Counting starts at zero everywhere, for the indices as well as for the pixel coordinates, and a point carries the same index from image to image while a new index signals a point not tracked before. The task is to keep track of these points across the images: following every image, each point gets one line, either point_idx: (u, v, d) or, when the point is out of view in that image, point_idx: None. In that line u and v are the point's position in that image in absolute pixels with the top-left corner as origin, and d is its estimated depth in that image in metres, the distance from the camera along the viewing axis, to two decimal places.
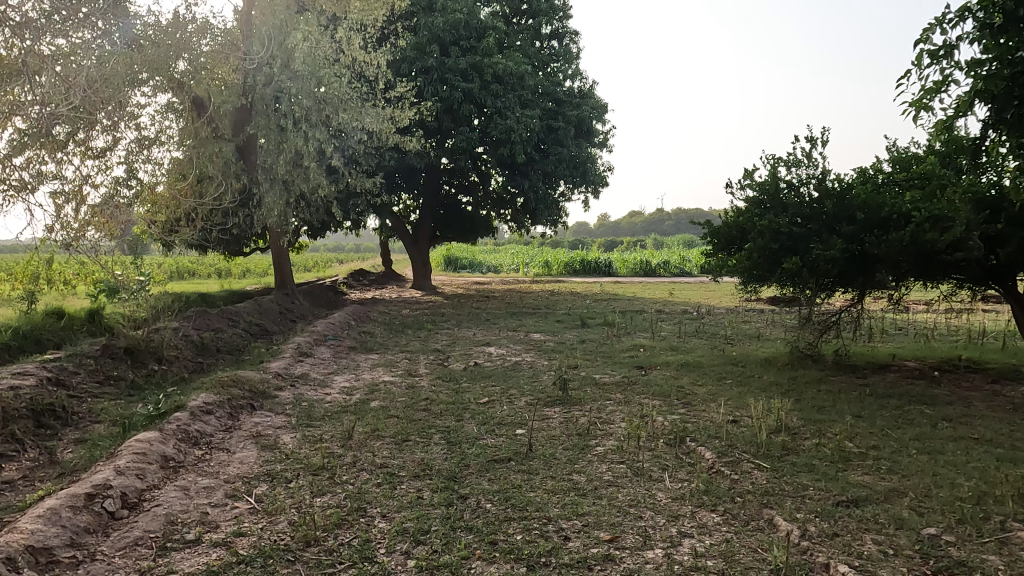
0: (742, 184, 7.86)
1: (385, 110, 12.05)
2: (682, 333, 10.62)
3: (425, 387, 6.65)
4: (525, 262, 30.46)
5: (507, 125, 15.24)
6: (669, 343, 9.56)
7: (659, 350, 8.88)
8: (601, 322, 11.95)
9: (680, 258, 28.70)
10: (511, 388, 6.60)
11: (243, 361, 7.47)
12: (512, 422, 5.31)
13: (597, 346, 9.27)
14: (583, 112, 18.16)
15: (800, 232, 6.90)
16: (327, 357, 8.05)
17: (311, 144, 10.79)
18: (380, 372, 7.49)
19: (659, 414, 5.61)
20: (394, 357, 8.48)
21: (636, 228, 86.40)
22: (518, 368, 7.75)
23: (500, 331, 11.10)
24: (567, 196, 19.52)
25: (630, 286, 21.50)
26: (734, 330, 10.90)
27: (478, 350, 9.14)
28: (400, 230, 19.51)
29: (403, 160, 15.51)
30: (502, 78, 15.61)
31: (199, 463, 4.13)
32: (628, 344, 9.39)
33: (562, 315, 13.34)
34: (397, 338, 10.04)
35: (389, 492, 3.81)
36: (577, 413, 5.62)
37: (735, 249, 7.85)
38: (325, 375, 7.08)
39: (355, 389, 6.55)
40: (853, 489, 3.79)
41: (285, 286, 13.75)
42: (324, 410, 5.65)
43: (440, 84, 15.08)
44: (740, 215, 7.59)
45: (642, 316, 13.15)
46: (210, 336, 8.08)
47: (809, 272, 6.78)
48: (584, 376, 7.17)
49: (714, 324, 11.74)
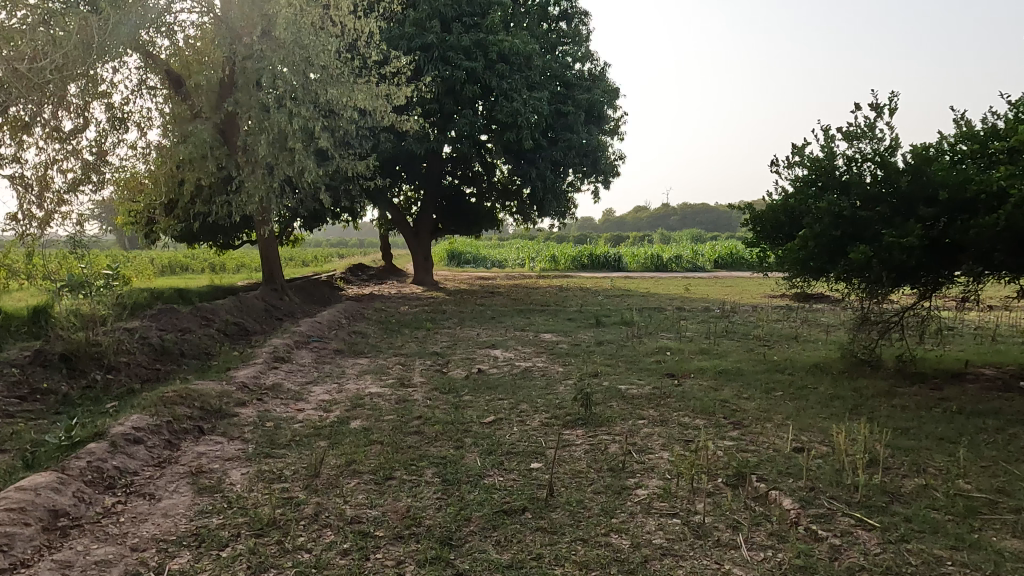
0: (791, 161, 6.78)
1: (381, 87, 10.96)
2: (710, 334, 9.53)
3: (419, 401, 5.57)
4: (530, 256, 29.37)
5: (513, 107, 14.14)
6: (699, 345, 8.46)
7: (689, 355, 7.77)
8: (617, 321, 10.84)
9: (692, 253, 27.53)
10: (522, 402, 5.51)
11: (209, 368, 6.42)
12: (525, 451, 4.23)
13: (618, 349, 8.18)
14: (594, 97, 17.02)
15: (867, 216, 5.78)
16: (309, 362, 6.99)
17: (296, 122, 9.70)
18: (367, 381, 6.42)
19: (708, 439, 4.51)
20: (385, 362, 7.41)
21: (642, 223, 85.20)
22: (528, 376, 6.67)
23: (506, 330, 10.03)
24: (577, 186, 18.41)
25: (642, 282, 20.37)
26: (767, 330, 9.80)
27: (482, 353, 8.05)
28: (400, 222, 18.40)
29: (402, 145, 14.40)
30: (508, 58, 14.50)
31: (104, 520, 3.06)
32: (653, 347, 8.27)
33: (574, 313, 12.22)
34: (392, 340, 8.95)
35: (358, 567, 2.73)
36: (606, 438, 4.53)
37: (783, 238, 6.74)
38: (302, 386, 6.00)
39: (335, 403, 5.47)
40: (1011, 567, 2.69)
41: (274, 281, 12.66)
42: (293, 433, 4.58)
43: (441, 63, 14.00)
44: (790, 197, 6.47)
45: (662, 313, 12.04)
46: (174, 338, 7.04)
47: (880, 264, 5.65)
48: (607, 387, 6.07)
49: (743, 323, 10.61)
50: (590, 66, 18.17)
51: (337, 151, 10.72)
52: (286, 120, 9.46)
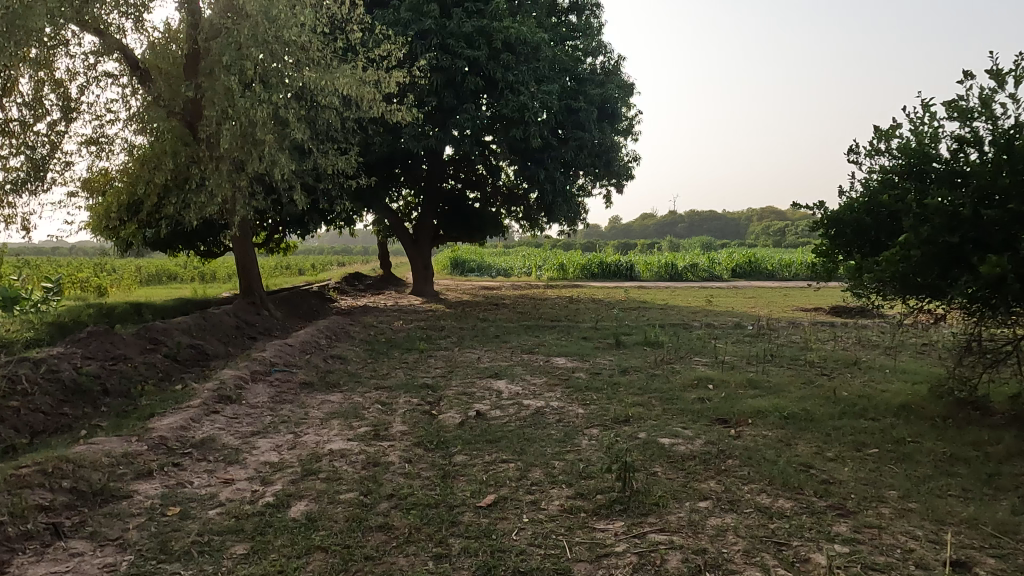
0: (873, 148, 5.34)
1: (369, 73, 9.58)
2: (754, 360, 8.03)
3: (396, 465, 4.13)
4: (538, 264, 28.03)
5: (520, 101, 12.74)
6: (746, 376, 6.99)
7: (737, 391, 6.30)
8: (641, 342, 9.38)
9: (709, 261, 26.14)
10: (534, 468, 4.07)
11: (131, 413, 5.01)
12: (543, 569, 2.79)
13: (648, 381, 6.72)
14: (608, 91, 15.62)
15: (997, 217, 4.31)
16: (264, 401, 5.56)
17: (267, 110, 8.32)
18: (333, 430, 4.97)
19: (811, 543, 3.05)
20: (363, 399, 5.98)
21: (648, 230, 83.90)
22: (541, 421, 5.22)
23: (512, 353, 8.59)
24: (588, 190, 16.99)
25: (659, 293, 18.88)
26: (821, 355, 8.30)
27: (482, 385, 6.61)
28: (398, 228, 17.01)
29: (397, 144, 13.02)
30: (513, 48, 13.14)
31: None
32: (690, 378, 6.81)
33: (589, 330, 10.77)
34: (376, 367, 7.51)
35: None
36: (660, 539, 3.09)
37: (868, 245, 5.28)
38: (245, 439, 4.58)
39: (280, 468, 4.03)
40: None
41: (252, 294, 11.25)
42: (201, 528, 3.16)
43: (440, 52, 12.63)
44: (879, 193, 5.03)
45: (689, 331, 10.58)
46: (98, 371, 5.64)
47: (1017, 281, 4.18)
48: (646, 441, 4.63)
49: (788, 345, 9.13)
50: (603, 60, 16.78)
51: (319, 146, 9.32)
52: (254, 107, 8.08)
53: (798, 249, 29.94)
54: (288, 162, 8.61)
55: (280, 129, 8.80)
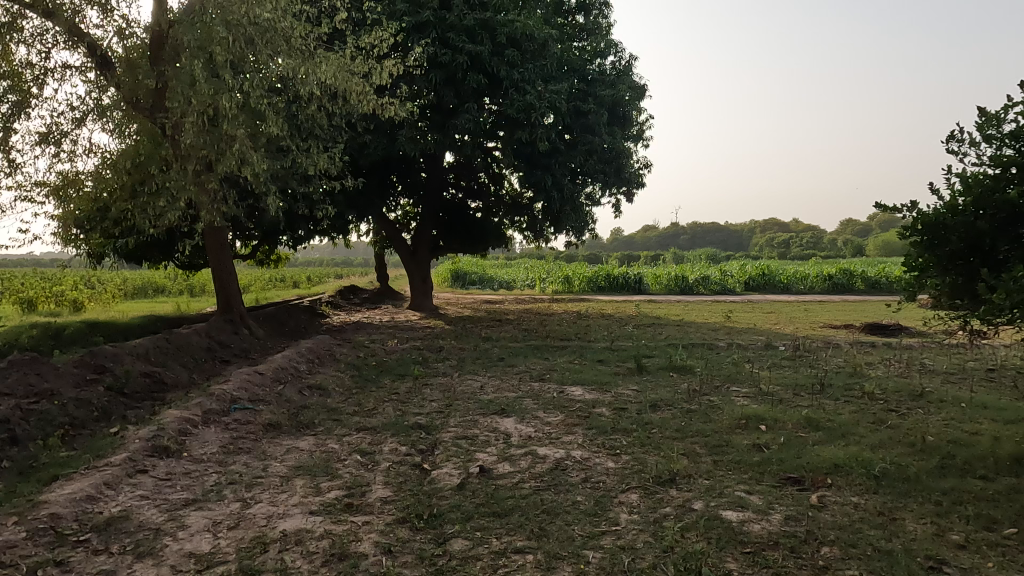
0: (982, 136, 4.22)
1: (360, 63, 8.50)
2: (803, 391, 6.88)
3: (369, 561, 2.98)
4: (542, 277, 26.96)
5: (526, 101, 11.69)
6: (800, 413, 5.85)
7: (798, 435, 5.16)
8: (665, 367, 8.23)
9: (721, 274, 24.97)
10: (562, 567, 2.93)
11: (34, 474, 3.88)
12: None
13: (686, 421, 5.59)
14: (619, 93, 14.56)
15: None
16: (213, 452, 4.42)
17: (239, 101, 7.23)
18: (295, 495, 3.83)
19: None
20: (339, 447, 4.83)
21: (651, 242, 82.95)
22: (563, 482, 4.07)
23: (520, 382, 7.44)
24: (597, 198, 15.91)
25: (673, 308, 17.72)
26: (879, 384, 7.15)
27: (485, 426, 5.46)
28: (394, 239, 15.93)
29: (394, 148, 11.98)
30: (519, 44, 12.10)
31: None
32: (736, 417, 5.66)
33: (604, 353, 9.62)
34: (360, 400, 6.37)
35: None
36: None
37: (986, 256, 4.15)
38: (175, 513, 3.45)
39: (207, 566, 2.90)
40: None
41: (229, 311, 10.10)
42: None
43: (439, 46, 11.60)
44: (1002, 193, 3.90)
45: (717, 353, 9.43)
46: (7, 413, 4.52)
47: None
48: (708, 515, 3.49)
49: (835, 372, 7.97)
50: (613, 60, 15.73)
51: (301, 144, 8.24)
52: (223, 98, 7.01)
53: (812, 263, 28.96)
54: (265, 162, 7.53)
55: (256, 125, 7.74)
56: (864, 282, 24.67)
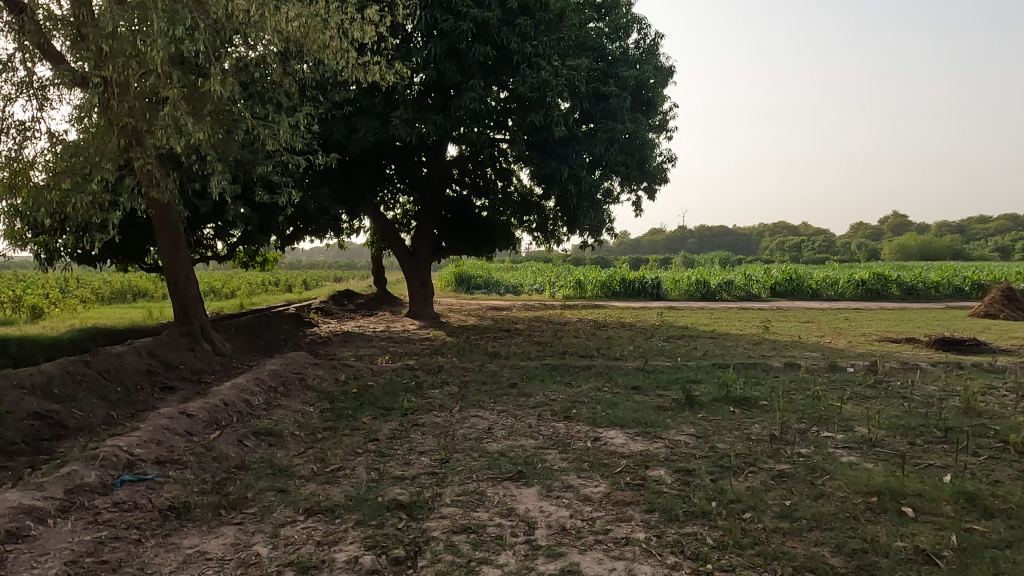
0: None
1: (337, 14, 6.76)
2: (923, 441, 5.07)
3: None
4: (551, 281, 25.22)
5: (540, 79, 9.90)
6: (948, 483, 4.07)
7: (972, 529, 3.39)
8: (722, 400, 6.43)
9: (745, 278, 23.15)
10: None
11: None
12: None
13: (790, 498, 3.83)
14: (644, 74, 12.81)
15: None
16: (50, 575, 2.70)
17: (174, 53, 5.51)
18: None
19: None
20: (270, 552, 3.08)
21: (659, 245, 81.22)
22: None
23: (539, 421, 5.68)
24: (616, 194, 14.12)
25: (700, 316, 15.88)
26: (1022, 430, 5.31)
27: (498, 505, 3.72)
28: (391, 239, 14.17)
29: (387, 133, 10.28)
30: (532, 11, 10.34)
31: None
32: (861, 492, 3.89)
33: (638, 375, 7.84)
34: (324, 454, 4.64)
35: None
36: None
37: None
38: None
39: None
40: None
41: (186, 322, 8.33)
42: None
43: (439, 12, 9.89)
44: None
45: (778, 379, 7.63)
46: None
47: None
48: None
49: (943, 407, 6.15)
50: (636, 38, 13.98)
51: (261, 113, 6.52)
52: (147, 46, 5.31)
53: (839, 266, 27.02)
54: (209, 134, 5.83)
55: (201, 87, 6.03)
56: (900, 289, 22.70)
